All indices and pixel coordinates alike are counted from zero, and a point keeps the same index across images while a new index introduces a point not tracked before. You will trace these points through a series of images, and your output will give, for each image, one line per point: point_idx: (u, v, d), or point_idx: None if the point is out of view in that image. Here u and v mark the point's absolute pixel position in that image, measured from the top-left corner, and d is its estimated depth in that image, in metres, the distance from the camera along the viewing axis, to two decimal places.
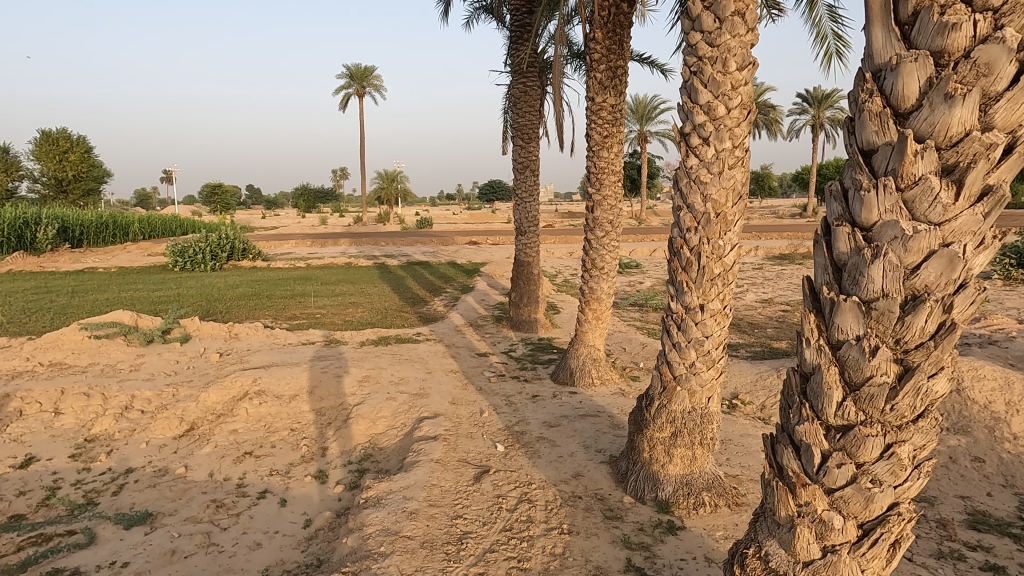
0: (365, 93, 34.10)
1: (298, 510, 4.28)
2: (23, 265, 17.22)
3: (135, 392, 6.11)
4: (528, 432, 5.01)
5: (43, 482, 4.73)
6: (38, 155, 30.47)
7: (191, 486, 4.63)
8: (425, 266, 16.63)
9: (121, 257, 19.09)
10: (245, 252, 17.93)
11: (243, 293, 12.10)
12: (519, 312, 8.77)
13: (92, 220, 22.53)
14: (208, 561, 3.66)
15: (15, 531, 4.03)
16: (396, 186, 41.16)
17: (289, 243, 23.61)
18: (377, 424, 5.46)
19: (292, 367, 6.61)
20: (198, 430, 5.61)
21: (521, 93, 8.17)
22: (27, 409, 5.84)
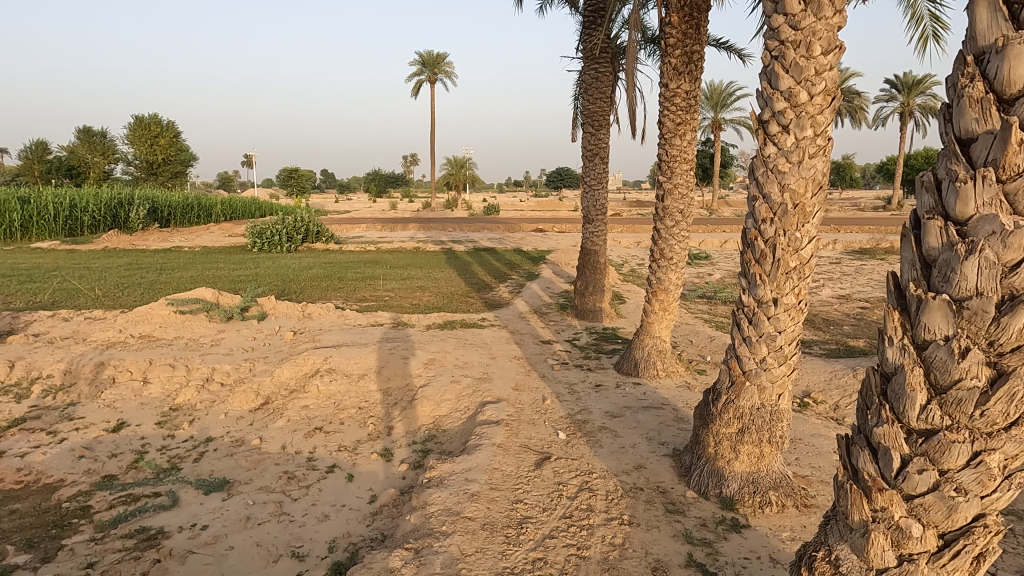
0: (437, 79, 34.52)
1: (364, 486, 4.42)
2: (117, 242, 18.37)
3: (215, 365, 6.44)
4: (590, 421, 4.99)
5: (132, 446, 5.06)
6: (131, 139, 32.33)
7: (265, 458, 4.85)
8: (491, 252, 16.78)
9: (204, 238, 20.09)
10: (319, 235, 18.51)
11: (316, 275, 12.52)
12: (584, 301, 8.69)
13: (179, 201, 23.77)
14: (279, 529, 3.83)
15: (107, 490, 4.34)
16: (465, 173, 41.56)
17: (361, 227, 24.21)
18: (441, 406, 5.56)
19: (362, 348, 6.80)
20: (273, 404, 5.86)
21: (592, 79, 8.06)
22: (119, 377, 6.26)
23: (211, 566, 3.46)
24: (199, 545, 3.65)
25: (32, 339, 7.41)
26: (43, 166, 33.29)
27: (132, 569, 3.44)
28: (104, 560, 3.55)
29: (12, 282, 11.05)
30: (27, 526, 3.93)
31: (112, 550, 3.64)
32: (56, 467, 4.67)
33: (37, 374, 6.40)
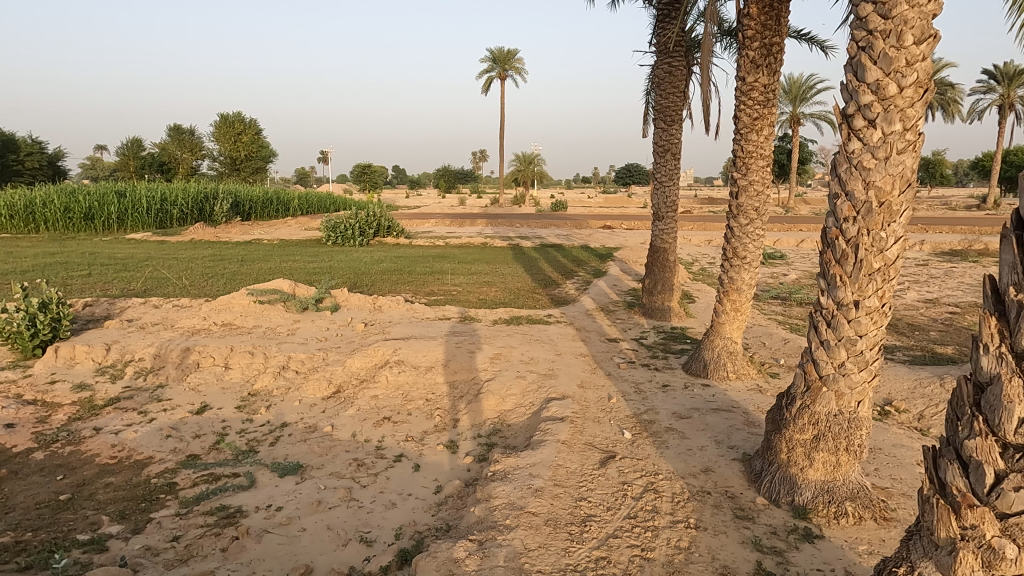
0: (507, 76, 34.69)
1: (430, 476, 4.50)
2: (202, 234, 19.36)
3: (290, 354, 6.70)
4: (656, 422, 4.91)
5: (214, 428, 5.34)
6: (217, 136, 34.01)
7: (336, 444, 5.01)
8: (558, 248, 16.74)
9: (282, 231, 20.93)
10: (389, 229, 18.92)
11: (386, 269, 12.82)
12: (652, 299, 8.54)
13: (259, 196, 24.84)
14: (349, 514, 3.95)
15: (191, 469, 4.60)
16: (534, 169, 41.61)
17: (430, 222, 24.61)
18: (506, 401, 5.59)
19: (429, 341, 6.92)
20: (344, 393, 6.05)
21: (666, 74, 7.91)
22: (203, 362, 6.61)
23: (284, 546, 3.61)
24: (273, 526, 3.81)
25: (126, 324, 7.92)
26: (137, 162, 35.41)
27: (212, 545, 3.63)
28: (187, 534, 3.76)
29: (110, 270, 11.84)
30: (120, 499, 4.21)
31: (194, 525, 3.85)
32: (146, 445, 4.98)
33: (130, 357, 6.84)
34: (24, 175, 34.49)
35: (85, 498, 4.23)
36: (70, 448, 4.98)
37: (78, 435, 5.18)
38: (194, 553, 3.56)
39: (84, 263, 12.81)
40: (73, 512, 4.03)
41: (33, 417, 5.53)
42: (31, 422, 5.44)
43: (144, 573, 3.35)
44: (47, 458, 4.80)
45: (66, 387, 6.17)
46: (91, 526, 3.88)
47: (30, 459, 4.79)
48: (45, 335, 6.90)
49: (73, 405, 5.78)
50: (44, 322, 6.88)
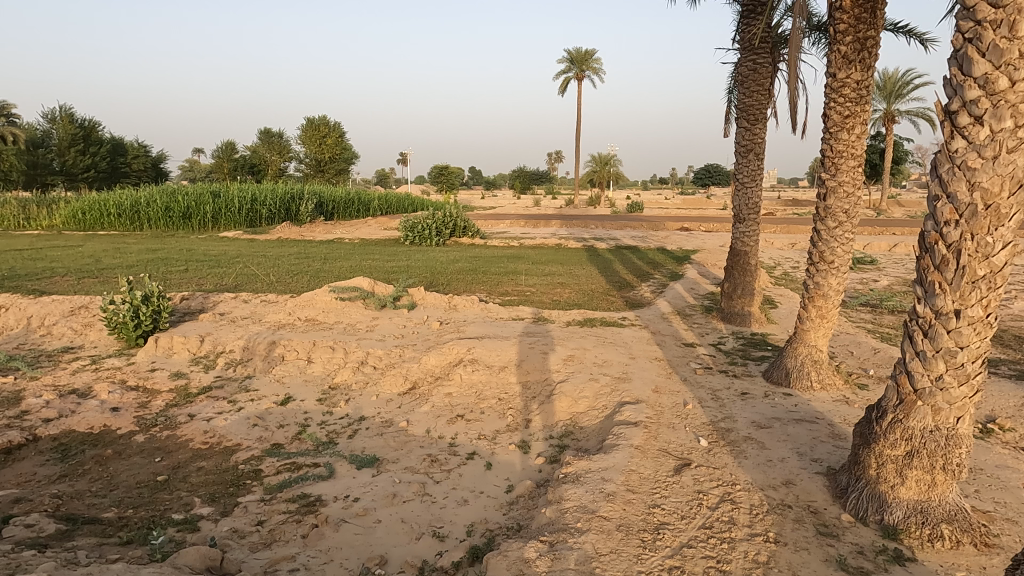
0: (585, 76, 34.55)
1: (501, 475, 4.53)
2: (288, 233, 20.25)
3: (369, 350, 6.91)
4: (734, 430, 4.76)
5: (297, 418, 5.57)
6: (304, 139, 35.54)
7: (411, 440, 5.12)
8: (634, 250, 16.50)
9: (363, 230, 21.61)
10: (465, 230, 19.18)
11: (462, 268, 13.00)
12: (730, 304, 8.27)
13: (342, 196, 25.75)
14: (422, 509, 4.03)
15: (275, 457, 4.82)
16: (609, 170, 41.25)
17: (505, 223, 24.80)
18: (579, 403, 5.56)
19: (503, 340, 6.96)
20: (419, 389, 6.18)
21: (750, 71, 7.66)
22: (288, 355, 6.92)
23: (361, 536, 3.73)
24: (351, 515, 3.94)
25: (218, 317, 8.38)
26: (231, 164, 37.43)
27: (294, 531, 3.79)
28: (271, 519, 3.94)
29: (204, 266, 12.57)
30: (210, 482, 4.46)
31: (278, 511, 4.03)
32: (234, 432, 5.26)
33: (221, 348, 7.23)
34: (131, 176, 37.12)
35: (179, 479, 4.50)
36: (167, 432, 5.32)
37: (175, 420, 5.53)
38: (277, 538, 3.73)
39: (182, 259, 13.65)
40: (169, 493, 4.30)
41: (135, 402, 5.94)
42: (134, 407, 5.85)
43: (231, 553, 3.53)
44: (147, 441, 5.15)
45: (164, 375, 6.60)
46: (184, 506, 4.12)
47: (132, 441, 5.15)
48: (147, 326, 7.40)
49: (171, 392, 6.17)
50: (146, 313, 7.37)
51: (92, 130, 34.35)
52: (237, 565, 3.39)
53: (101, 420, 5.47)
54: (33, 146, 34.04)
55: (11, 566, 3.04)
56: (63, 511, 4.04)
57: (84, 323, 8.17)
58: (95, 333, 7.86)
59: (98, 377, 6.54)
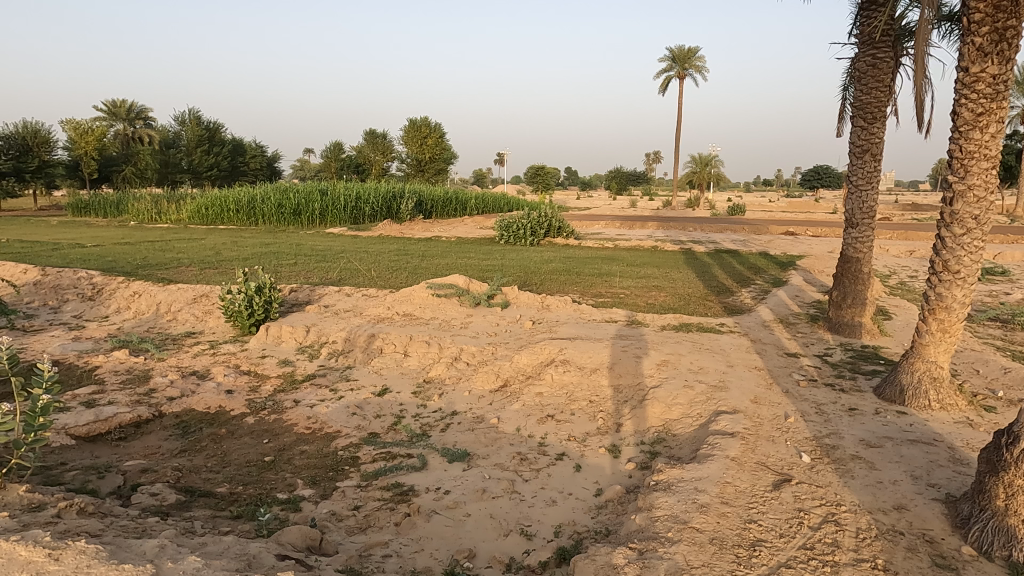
0: (687, 75, 33.64)
1: (591, 478, 4.49)
2: (389, 230, 20.99)
3: (463, 347, 7.04)
4: (840, 448, 4.49)
5: (393, 410, 5.76)
6: (406, 140, 36.74)
7: (502, 437, 5.18)
8: (735, 255, 15.92)
9: (459, 229, 22.06)
10: (560, 230, 19.16)
11: (556, 268, 13.00)
12: (839, 314, 7.79)
13: (441, 195, 26.40)
14: (511, 506, 4.07)
15: (372, 446, 5.01)
16: (710, 170, 40.00)
17: (600, 224, 24.58)
18: (672, 409, 5.43)
19: (596, 342, 6.90)
20: (511, 387, 6.22)
21: (869, 66, 7.20)
22: (386, 348, 7.17)
23: (451, 528, 3.81)
24: (442, 507, 4.03)
25: (323, 309, 8.82)
26: (338, 163, 39.31)
27: (388, 518, 3.93)
28: (367, 505, 4.10)
29: (312, 261, 13.26)
30: (312, 466, 4.69)
31: (373, 498, 4.19)
32: (335, 420, 5.51)
33: (325, 339, 7.59)
34: (249, 175, 39.76)
35: (284, 461, 4.77)
36: (274, 416, 5.65)
37: (282, 405, 5.87)
38: (372, 524, 3.88)
39: (292, 253, 14.45)
40: (275, 473, 4.57)
41: (247, 385, 6.35)
42: (246, 390, 6.25)
43: (329, 535, 3.70)
44: (256, 423, 5.49)
45: (273, 361, 7.01)
46: (288, 487, 4.37)
47: (243, 422, 5.51)
48: (259, 315, 7.89)
49: (279, 378, 6.55)
50: (259, 303, 7.87)
51: (216, 131, 37.03)
52: (334, 546, 3.55)
53: (217, 401, 5.89)
54: (165, 146, 37.22)
55: (138, 529, 3.33)
56: (182, 483, 4.39)
57: (205, 310, 8.83)
58: (214, 320, 8.47)
59: (215, 360, 7.05)
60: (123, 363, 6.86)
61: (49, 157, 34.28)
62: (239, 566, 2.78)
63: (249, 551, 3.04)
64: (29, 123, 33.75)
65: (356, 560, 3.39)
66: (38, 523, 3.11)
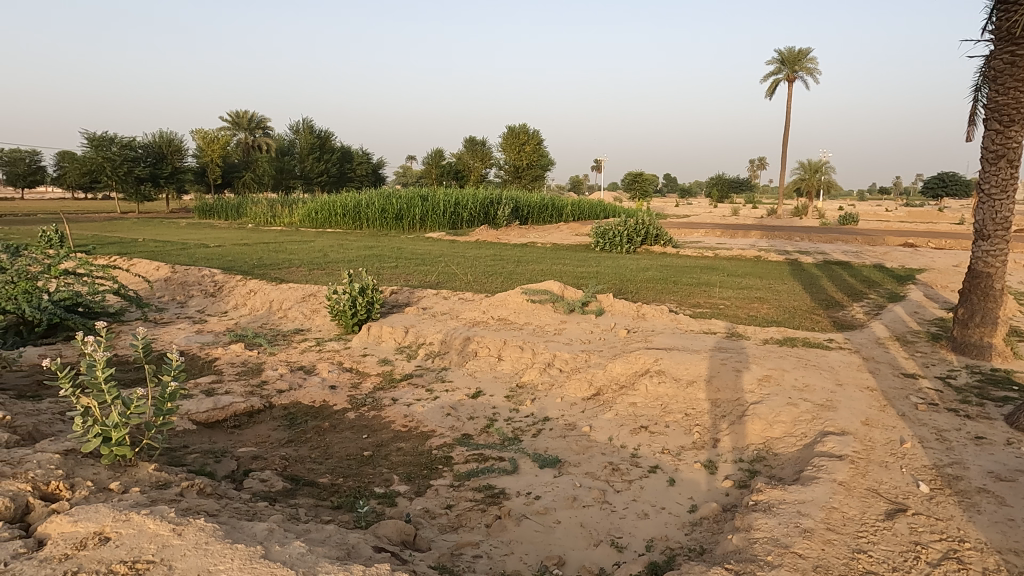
0: (798, 77, 32.16)
1: (685, 494, 4.36)
2: (486, 236, 21.37)
3: (556, 353, 7.04)
4: (964, 479, 4.13)
5: (486, 413, 5.84)
6: (505, 147, 37.35)
7: (594, 446, 5.13)
8: (846, 267, 15.03)
9: (555, 235, 22.13)
10: (657, 238, 18.81)
11: (652, 277, 12.77)
12: (966, 333, 7.12)
13: (537, 202, 26.63)
14: (601, 516, 4.02)
15: (465, 447, 5.10)
16: (820, 177, 37.99)
17: (700, 232, 23.91)
18: (774, 428, 5.18)
19: (693, 353, 6.70)
20: (603, 396, 6.15)
21: (1007, 64, 6.61)
22: (480, 351, 7.28)
23: (541, 534, 3.81)
24: (532, 512, 4.05)
25: (421, 311, 9.08)
26: (439, 170, 40.51)
27: (479, 519, 3.99)
28: (459, 505, 4.18)
29: (411, 264, 13.71)
30: (407, 463, 4.84)
31: (465, 498, 4.27)
32: (430, 419, 5.66)
33: (423, 340, 7.81)
34: (355, 182, 41.72)
35: (382, 457, 4.95)
36: (373, 412, 5.87)
37: (380, 402, 6.09)
38: (463, 523, 3.95)
39: (394, 257, 15.03)
40: (373, 467, 4.75)
41: (349, 381, 6.65)
42: (348, 386, 6.55)
43: (423, 531, 3.81)
44: (357, 418, 5.73)
45: (374, 360, 7.30)
46: (385, 482, 4.52)
47: (345, 416, 5.77)
48: (361, 315, 8.25)
49: (378, 376, 6.80)
50: (361, 304, 8.22)
51: (327, 139, 39.09)
52: (428, 543, 3.65)
53: (322, 396, 6.19)
54: (281, 154, 39.72)
55: (249, 512, 3.55)
56: (288, 471, 4.65)
57: (312, 309, 9.32)
58: (320, 319, 8.92)
59: (320, 357, 7.43)
60: (238, 355, 7.37)
61: (180, 164, 37.30)
62: (340, 555, 2.91)
63: (349, 541, 3.17)
64: (165, 133, 36.90)
65: (449, 558, 3.46)
66: (164, 500, 3.39)
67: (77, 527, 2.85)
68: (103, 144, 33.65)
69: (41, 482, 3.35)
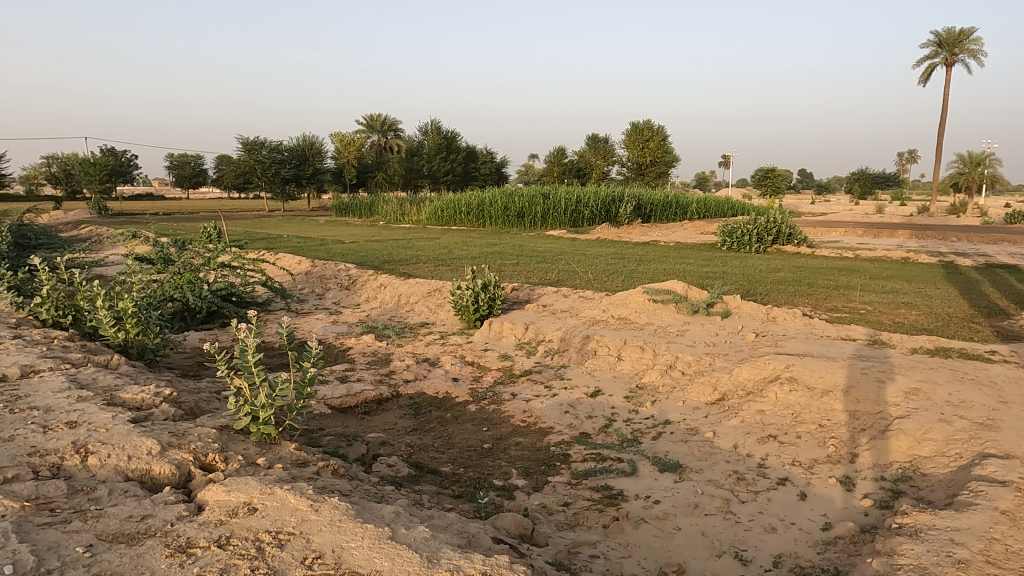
0: (957, 59, 29.15)
1: (818, 510, 4.08)
2: (607, 234, 21.19)
3: (678, 354, 6.84)
4: None
5: (605, 412, 5.79)
6: (629, 144, 36.82)
7: (717, 452, 4.94)
8: (1014, 270, 13.40)
9: (679, 234, 21.50)
10: (790, 237, 17.77)
11: (783, 278, 12.07)
12: None
13: (661, 199, 26.01)
14: (724, 526, 3.86)
15: (583, 445, 5.09)
16: (983, 171, 34.14)
17: (839, 231, 22.28)
18: (923, 445, 4.72)
19: (829, 360, 6.25)
20: (729, 401, 5.90)
21: None
22: (600, 350, 7.23)
23: (660, 539, 3.72)
24: (651, 517, 3.97)
25: (541, 308, 9.16)
26: (561, 168, 40.75)
27: (597, 519, 3.97)
28: (576, 503, 4.18)
29: (532, 261, 13.86)
30: (526, 457, 4.90)
31: (582, 497, 4.26)
32: (549, 416, 5.69)
33: (542, 337, 7.87)
34: (480, 181, 42.76)
35: (501, 450, 5.04)
36: (494, 406, 6.00)
37: (500, 397, 6.21)
38: (580, 522, 3.95)
39: (515, 254, 15.28)
40: (492, 460, 4.85)
41: (471, 374, 6.84)
42: (469, 379, 6.74)
43: (540, 526, 3.84)
44: (478, 411, 5.88)
45: (494, 355, 7.46)
46: (504, 475, 4.61)
47: (466, 408, 5.94)
48: (484, 311, 8.46)
49: (499, 371, 6.95)
50: (484, 299, 8.43)
51: (454, 140, 40.38)
52: (545, 538, 3.67)
53: (445, 387, 6.42)
54: (411, 154, 41.52)
55: (377, 494, 3.75)
56: (413, 458, 4.86)
57: (438, 303, 9.66)
58: (445, 313, 9.24)
59: (444, 350, 7.70)
60: (370, 345, 7.80)
61: (320, 165, 39.97)
62: (461, 543, 3.00)
63: (470, 530, 3.26)
64: (307, 136, 39.70)
65: (565, 555, 3.47)
66: (303, 477, 3.66)
67: (230, 496, 3.14)
68: (255, 147, 36.68)
69: (201, 453, 3.73)
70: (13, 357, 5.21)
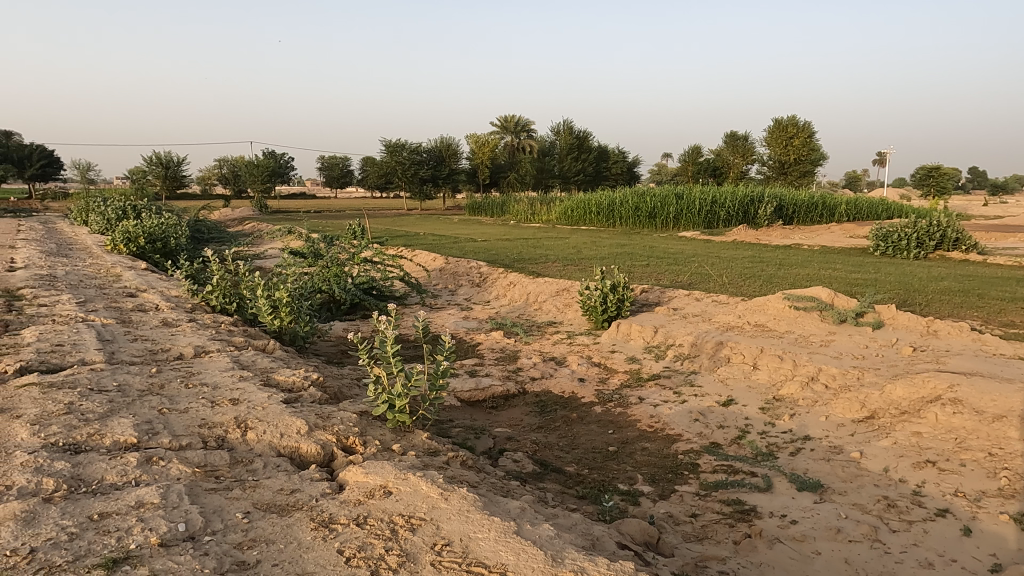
0: None
1: (985, 548, 3.64)
2: (744, 236, 20.23)
3: (822, 366, 6.38)
4: None
5: (738, 423, 5.52)
6: (770, 141, 35.01)
7: (864, 475, 4.55)
8: None
9: (825, 237, 20.04)
10: (957, 242, 15.99)
11: (947, 287, 10.89)
12: None
13: (805, 199, 24.43)
14: (871, 555, 3.55)
15: (713, 456, 4.88)
16: None
17: (1018, 237, 19.74)
18: None
19: (1003, 382, 5.54)
20: (879, 420, 5.41)
21: None
22: (733, 357, 6.90)
23: (797, 562, 3.50)
24: (787, 537, 3.74)
25: (672, 312, 8.90)
26: (695, 167, 39.53)
27: (726, 535, 3.80)
28: (705, 516, 4.02)
29: (663, 263, 13.52)
30: (652, 464, 4.78)
31: (711, 509, 4.09)
32: (677, 423, 5.52)
33: (672, 341, 7.65)
34: (610, 181, 42.40)
35: (627, 454, 4.96)
36: (620, 409, 5.91)
37: (627, 400, 6.10)
38: (709, 535, 3.80)
39: (646, 255, 14.99)
40: (617, 464, 4.78)
41: (597, 376, 6.79)
42: (595, 380, 6.69)
43: (666, 536, 3.74)
44: (604, 413, 5.82)
45: (622, 357, 7.36)
46: (629, 479, 4.53)
47: (592, 410, 5.90)
48: (612, 312, 8.37)
49: (625, 374, 6.83)
50: (612, 300, 8.34)
51: (586, 140, 40.32)
52: (671, 549, 3.57)
53: (571, 387, 6.41)
54: (543, 155, 42.03)
55: (503, 488, 3.82)
56: (538, 455, 4.90)
57: (566, 302, 9.68)
58: (572, 313, 9.25)
59: (571, 349, 7.70)
60: (498, 342, 7.97)
61: (456, 166, 41.47)
62: (584, 544, 2.98)
63: (593, 533, 3.23)
64: (445, 139, 41.36)
65: (692, 568, 3.36)
66: (433, 466, 3.80)
67: (368, 478, 3.33)
68: (397, 149, 38.62)
69: (343, 435, 3.98)
70: (189, 338, 5.86)
